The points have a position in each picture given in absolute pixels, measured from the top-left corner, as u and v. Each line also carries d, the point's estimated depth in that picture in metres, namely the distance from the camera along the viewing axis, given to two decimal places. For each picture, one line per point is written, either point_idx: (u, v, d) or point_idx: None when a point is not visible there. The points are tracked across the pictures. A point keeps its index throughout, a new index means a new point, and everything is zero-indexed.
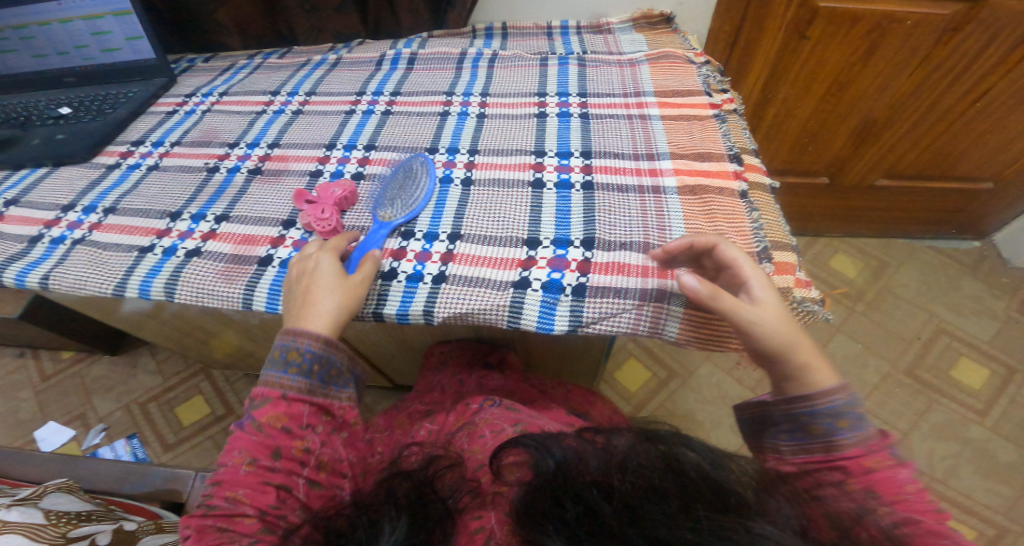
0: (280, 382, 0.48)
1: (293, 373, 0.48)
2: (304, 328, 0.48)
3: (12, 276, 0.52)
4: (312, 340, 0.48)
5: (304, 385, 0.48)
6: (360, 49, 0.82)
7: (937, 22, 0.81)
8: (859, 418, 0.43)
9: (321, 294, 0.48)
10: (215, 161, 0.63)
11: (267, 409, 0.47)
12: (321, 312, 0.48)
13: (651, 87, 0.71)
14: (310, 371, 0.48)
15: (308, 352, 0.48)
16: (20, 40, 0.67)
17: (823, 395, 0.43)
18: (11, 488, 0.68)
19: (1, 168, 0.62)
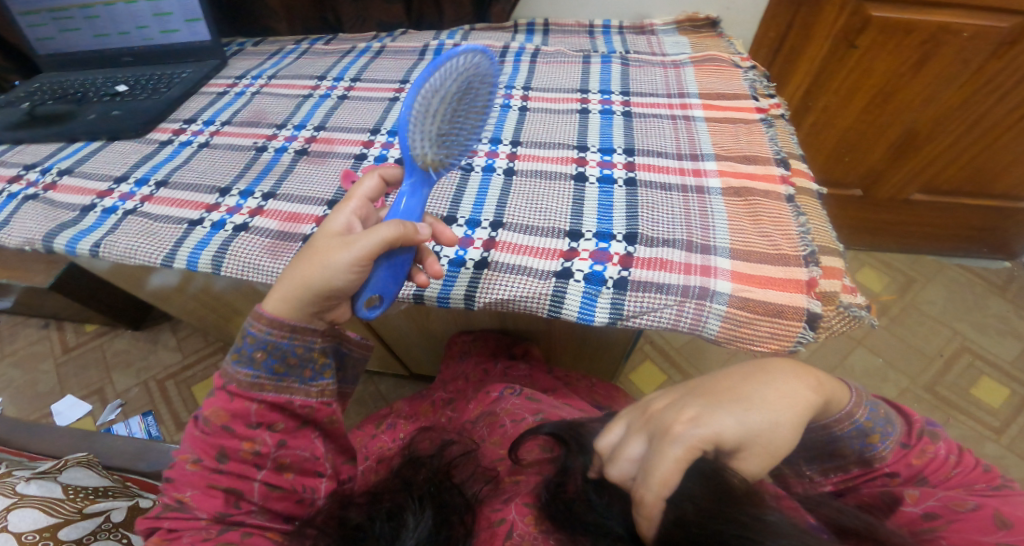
0: (225, 372, 0.44)
1: (235, 360, 0.43)
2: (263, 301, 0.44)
3: (63, 243, 0.53)
4: (258, 319, 0.43)
5: (247, 378, 0.43)
6: (403, 38, 0.83)
7: (994, 34, 0.80)
8: (885, 427, 0.43)
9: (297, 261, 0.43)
10: (263, 142, 0.64)
11: (212, 405, 0.43)
12: (286, 283, 0.43)
13: (696, 89, 0.70)
14: (253, 360, 0.43)
15: (253, 334, 0.43)
16: (84, 18, 0.69)
17: (842, 420, 0.42)
18: (31, 460, 0.70)
19: (55, 140, 0.63)
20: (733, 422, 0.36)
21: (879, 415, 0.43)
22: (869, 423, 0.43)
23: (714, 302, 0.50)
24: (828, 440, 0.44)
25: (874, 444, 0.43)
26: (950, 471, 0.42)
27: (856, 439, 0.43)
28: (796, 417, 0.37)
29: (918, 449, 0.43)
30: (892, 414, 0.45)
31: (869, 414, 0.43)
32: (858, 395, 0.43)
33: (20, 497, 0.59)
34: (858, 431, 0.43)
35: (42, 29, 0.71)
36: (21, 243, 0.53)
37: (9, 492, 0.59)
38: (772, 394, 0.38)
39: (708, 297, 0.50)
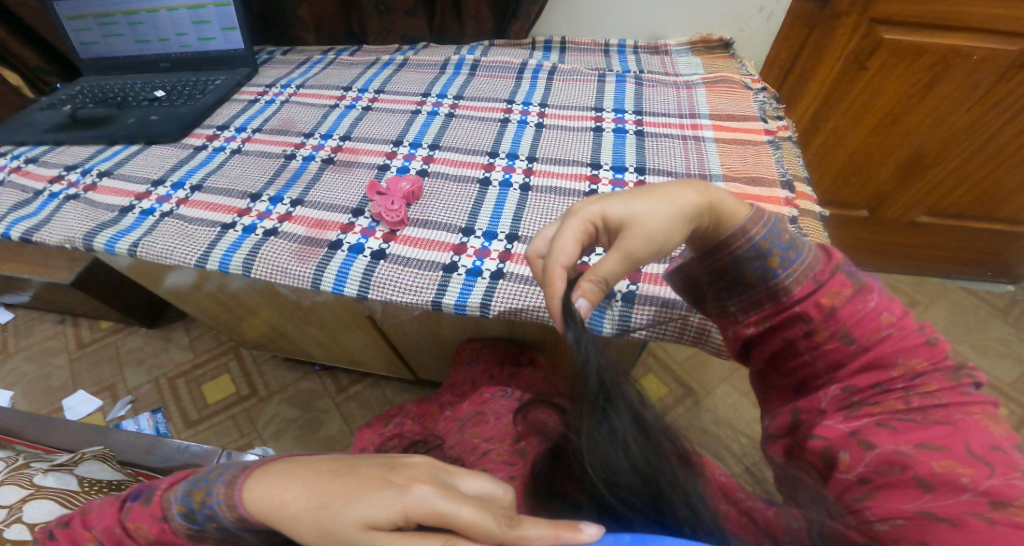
0: (169, 506, 0.40)
1: (180, 513, 0.39)
2: (247, 486, 0.37)
3: (103, 242, 0.57)
4: (228, 505, 0.37)
5: (188, 530, 0.39)
6: (425, 52, 0.87)
7: (1003, 58, 0.82)
8: (788, 253, 0.44)
9: (315, 499, 0.35)
10: (292, 149, 0.68)
11: (139, 518, 0.40)
12: (287, 512, 0.35)
13: (707, 110, 0.73)
14: (201, 523, 0.39)
15: (215, 508, 0.38)
16: (128, 25, 0.77)
17: (741, 234, 0.44)
18: (48, 453, 0.72)
19: (98, 143, 0.69)
20: (617, 206, 0.43)
21: (788, 246, 0.44)
22: (765, 243, 0.44)
23: None
24: (729, 265, 0.45)
25: (775, 270, 0.44)
26: (884, 332, 0.41)
27: (754, 263, 0.44)
28: (688, 203, 0.43)
29: (832, 289, 0.43)
30: (804, 245, 0.45)
31: (766, 234, 0.44)
32: (759, 214, 0.45)
33: (37, 488, 0.62)
34: (754, 252, 0.44)
35: (87, 34, 0.78)
36: (63, 241, 0.58)
37: (26, 483, 0.63)
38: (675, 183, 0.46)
39: None
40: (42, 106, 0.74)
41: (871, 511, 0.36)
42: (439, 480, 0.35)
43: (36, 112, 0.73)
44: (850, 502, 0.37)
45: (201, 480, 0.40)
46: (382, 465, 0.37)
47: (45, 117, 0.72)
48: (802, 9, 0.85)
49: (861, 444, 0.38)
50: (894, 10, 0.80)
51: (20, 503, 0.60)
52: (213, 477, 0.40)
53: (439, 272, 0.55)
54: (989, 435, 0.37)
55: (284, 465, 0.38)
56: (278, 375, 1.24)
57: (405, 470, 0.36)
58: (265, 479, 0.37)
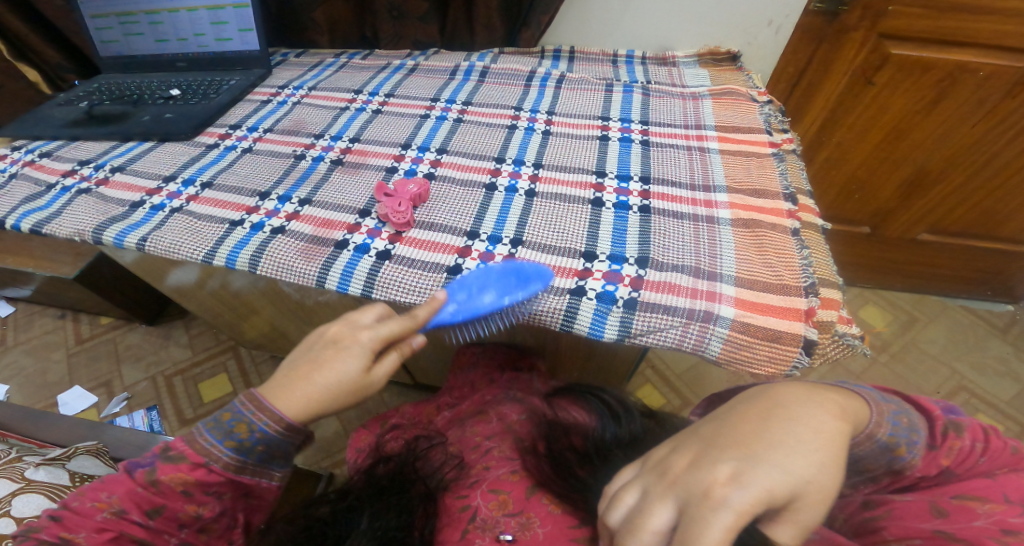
0: (209, 449, 0.43)
1: (229, 447, 0.43)
2: (277, 406, 0.44)
3: (113, 235, 0.57)
4: (274, 422, 0.43)
5: (236, 463, 0.44)
6: (436, 58, 0.88)
7: (1008, 76, 0.83)
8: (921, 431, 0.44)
9: (319, 382, 0.44)
10: (302, 150, 0.69)
11: (169, 471, 0.42)
12: (313, 398, 0.44)
13: (712, 122, 0.74)
14: (250, 450, 0.44)
15: (262, 430, 0.43)
16: (148, 24, 0.78)
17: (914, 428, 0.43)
18: (40, 447, 0.72)
19: (111, 138, 0.69)
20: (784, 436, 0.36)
21: (903, 428, 0.42)
22: (892, 440, 0.42)
23: (718, 325, 0.51)
24: (854, 457, 0.43)
25: (902, 456, 0.43)
26: (975, 461, 0.44)
27: (882, 455, 0.42)
28: (834, 432, 0.37)
29: (947, 447, 0.44)
30: (915, 418, 0.44)
31: (891, 430, 0.42)
32: (880, 410, 0.42)
33: (26, 483, 0.62)
34: (882, 448, 0.42)
35: (109, 33, 0.80)
36: (72, 234, 0.58)
37: (17, 477, 0.63)
38: (789, 450, 0.35)
39: (712, 320, 0.51)
40: (59, 101, 0.75)
41: (888, 531, 0.42)
42: (364, 326, 0.46)
43: (52, 107, 0.74)
44: None
45: (229, 419, 0.44)
46: (327, 344, 0.45)
47: (62, 112, 0.73)
48: (811, 23, 0.86)
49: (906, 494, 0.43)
50: (902, 27, 0.82)
51: (9, 496, 0.60)
52: (238, 412, 0.44)
53: (444, 274, 0.55)
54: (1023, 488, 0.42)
55: (277, 389, 0.44)
56: None
57: (340, 334, 0.46)
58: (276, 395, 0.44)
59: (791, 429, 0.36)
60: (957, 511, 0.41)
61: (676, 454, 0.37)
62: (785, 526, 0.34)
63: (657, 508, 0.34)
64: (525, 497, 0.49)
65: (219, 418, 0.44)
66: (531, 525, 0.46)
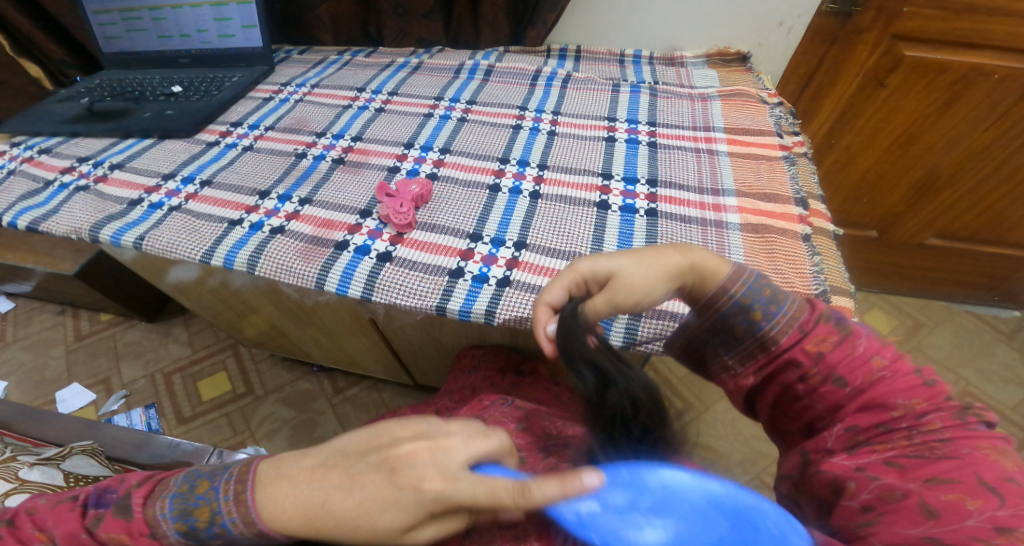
0: (162, 521, 0.36)
1: (177, 530, 0.36)
2: (260, 503, 0.35)
3: (109, 234, 0.56)
4: (243, 523, 0.35)
5: (183, 545, 0.36)
6: (441, 56, 0.87)
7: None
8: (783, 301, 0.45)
9: (339, 511, 0.34)
10: (304, 148, 0.68)
11: (111, 529, 0.37)
12: (314, 522, 0.34)
13: (720, 123, 0.72)
14: (202, 539, 0.36)
15: (226, 526, 0.36)
16: (152, 20, 0.77)
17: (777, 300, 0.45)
18: (34, 446, 0.71)
19: (111, 135, 0.68)
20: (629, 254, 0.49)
21: (768, 298, 0.45)
22: (745, 299, 0.45)
23: None
24: (718, 320, 0.46)
25: (759, 322, 0.44)
26: (875, 375, 0.41)
27: (738, 317, 0.45)
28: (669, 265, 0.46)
29: (817, 335, 0.43)
30: (790, 299, 0.45)
31: (746, 290, 0.45)
32: (739, 272, 0.46)
33: (19, 483, 0.61)
34: (735, 307, 0.45)
35: (112, 28, 0.79)
36: (68, 232, 0.57)
37: (10, 477, 0.61)
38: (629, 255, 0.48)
39: None
40: (61, 97, 0.74)
41: (876, 538, 0.35)
42: (446, 468, 0.35)
43: (53, 103, 0.73)
44: (854, 529, 0.36)
45: (198, 495, 0.36)
46: (381, 466, 0.35)
47: (61, 108, 0.72)
48: (823, 23, 0.85)
49: (868, 477, 0.37)
50: (915, 27, 0.80)
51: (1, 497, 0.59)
52: (213, 492, 0.36)
53: (445, 277, 0.54)
54: (998, 472, 0.35)
55: (291, 483, 0.35)
56: (275, 375, 1.23)
57: (410, 469, 0.35)
58: (282, 490, 0.35)
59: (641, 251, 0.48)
60: (948, 510, 0.34)
61: None
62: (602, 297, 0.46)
63: None
64: None
65: (193, 486, 0.37)
66: (526, 536, 0.46)
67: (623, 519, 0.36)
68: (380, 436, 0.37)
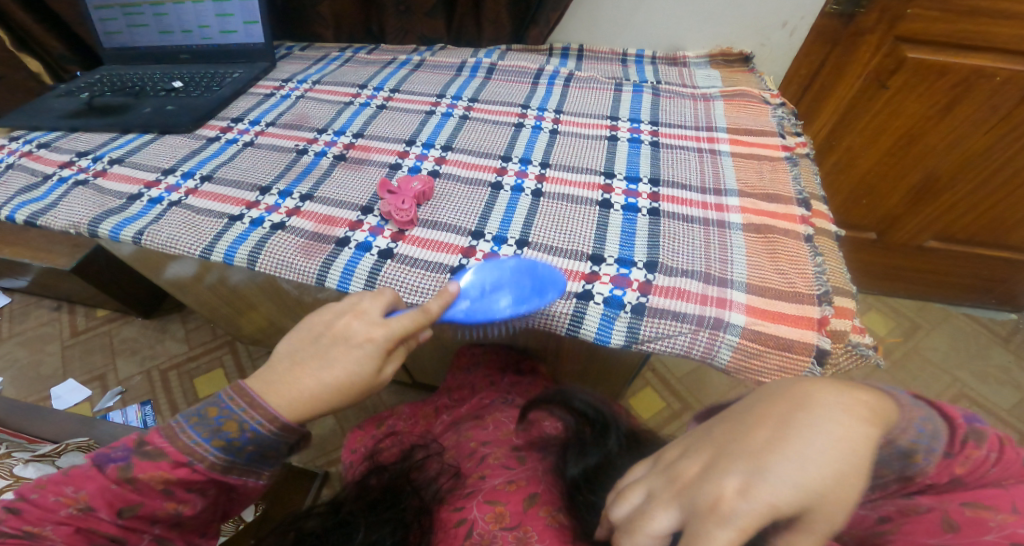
0: (193, 449, 0.40)
1: (216, 447, 0.40)
2: (268, 402, 0.41)
3: (108, 228, 0.56)
4: (268, 420, 0.41)
5: (221, 463, 0.41)
6: (442, 54, 0.87)
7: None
8: (934, 439, 0.35)
9: (328, 380, 0.42)
10: (305, 144, 0.68)
11: (148, 469, 0.39)
12: (313, 397, 0.42)
13: (723, 124, 0.72)
14: (239, 449, 0.41)
15: (254, 429, 0.41)
16: (153, 15, 0.77)
17: (933, 439, 0.35)
18: (30, 443, 0.70)
19: (111, 129, 0.68)
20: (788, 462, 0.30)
21: (931, 433, 0.35)
22: (913, 447, 0.34)
23: (728, 334, 0.50)
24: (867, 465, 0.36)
25: (918, 462, 0.35)
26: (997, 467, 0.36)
27: (895, 461, 0.35)
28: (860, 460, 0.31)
29: (964, 456, 0.36)
30: (938, 423, 0.36)
31: (917, 435, 0.35)
32: (905, 414, 0.35)
33: (14, 480, 0.60)
34: (898, 456, 0.35)
35: (113, 24, 0.78)
36: (67, 226, 0.57)
37: (7, 474, 0.61)
38: (801, 461, 0.30)
39: (722, 328, 0.50)
40: (59, 92, 0.74)
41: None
42: (374, 322, 0.44)
43: (52, 97, 0.73)
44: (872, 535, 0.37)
45: (215, 416, 0.41)
46: (319, 342, 0.43)
47: (61, 102, 0.71)
48: (826, 25, 0.85)
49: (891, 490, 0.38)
50: (920, 29, 0.80)
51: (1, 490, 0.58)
52: (228, 409, 0.41)
53: (447, 274, 0.54)
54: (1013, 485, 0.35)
55: (280, 384, 0.42)
56: None
57: (335, 330, 0.44)
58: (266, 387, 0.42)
59: (807, 435, 0.31)
60: (969, 523, 0.34)
61: (685, 458, 0.35)
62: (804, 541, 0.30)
63: (657, 514, 0.33)
64: (523, 509, 0.47)
65: (204, 414, 0.41)
66: (529, 539, 0.45)
67: (483, 301, 0.50)
68: (318, 326, 0.44)
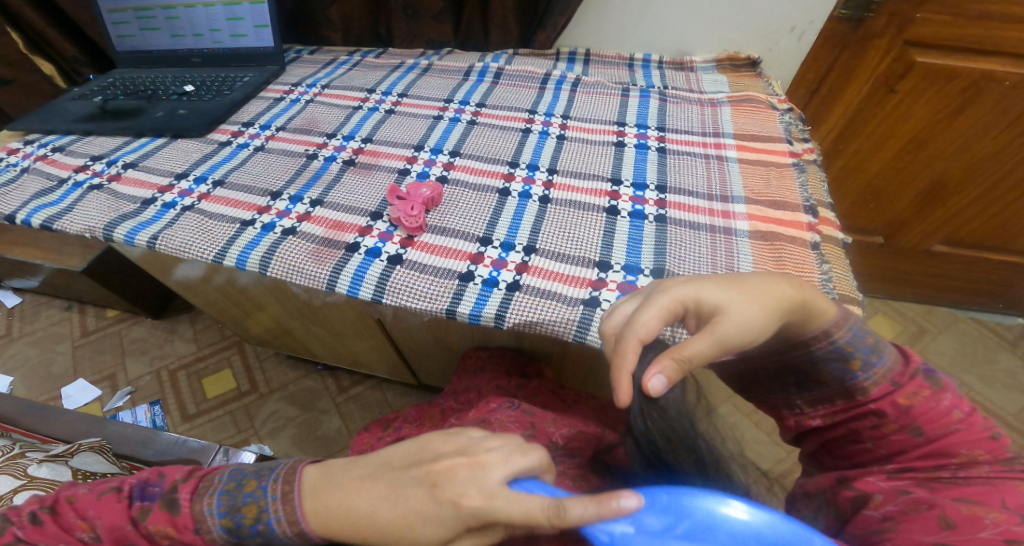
0: (207, 515, 0.37)
1: (222, 527, 0.37)
2: (309, 507, 0.36)
3: (123, 233, 0.57)
4: (287, 521, 0.36)
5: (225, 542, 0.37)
6: (450, 58, 0.87)
7: None
8: (872, 354, 0.42)
9: (387, 520, 0.34)
10: (314, 149, 0.68)
11: (159, 521, 0.38)
12: (361, 531, 0.35)
13: (730, 129, 0.72)
14: (245, 537, 0.37)
15: (270, 523, 0.37)
16: (165, 19, 0.78)
17: (873, 352, 0.42)
18: (43, 443, 0.71)
19: (125, 134, 0.69)
20: (717, 285, 0.40)
21: (868, 344, 0.42)
22: (848, 346, 0.42)
23: None
24: (807, 363, 0.43)
25: (854, 371, 0.42)
26: (951, 427, 0.40)
27: (833, 362, 0.42)
28: (779, 302, 0.40)
29: (909, 390, 0.41)
30: (886, 348, 0.43)
31: (850, 337, 0.42)
32: (845, 316, 0.43)
33: (28, 480, 0.60)
34: (834, 352, 0.42)
35: (126, 27, 0.79)
36: (82, 230, 0.57)
37: (20, 474, 0.61)
38: (741, 281, 0.41)
39: None
40: (74, 96, 0.75)
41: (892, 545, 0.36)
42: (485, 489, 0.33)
43: (66, 101, 0.74)
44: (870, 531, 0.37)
45: (245, 493, 0.38)
46: (424, 481, 0.35)
47: (75, 106, 0.72)
48: (834, 29, 0.85)
49: (894, 489, 0.39)
50: (929, 33, 0.80)
51: (10, 493, 0.59)
52: (261, 490, 0.38)
53: (455, 280, 0.54)
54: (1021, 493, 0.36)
55: (341, 492, 0.36)
56: (280, 373, 1.23)
57: (450, 484, 0.34)
58: (317, 489, 0.37)
59: (745, 278, 0.42)
60: (966, 521, 0.35)
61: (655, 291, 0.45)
62: (703, 341, 0.37)
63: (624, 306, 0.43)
64: None
65: (240, 484, 0.38)
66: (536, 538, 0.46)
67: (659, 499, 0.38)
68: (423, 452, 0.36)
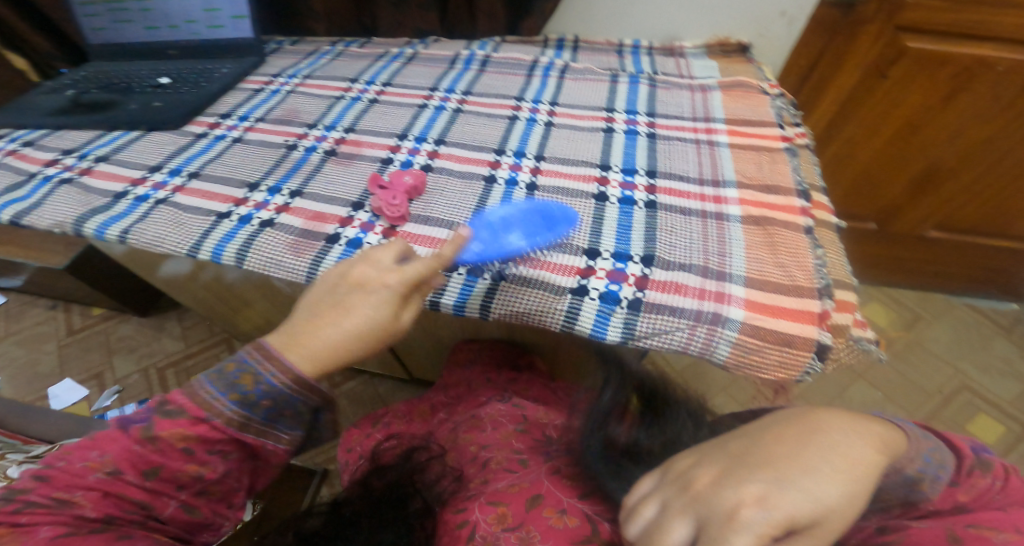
0: (212, 404, 0.39)
1: (233, 403, 0.39)
2: (288, 354, 0.40)
3: (94, 228, 0.55)
4: (281, 372, 0.39)
5: (240, 418, 0.39)
6: (436, 46, 0.85)
7: None
8: (938, 469, 0.36)
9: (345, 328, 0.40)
10: (294, 140, 0.67)
11: (167, 426, 0.38)
12: (335, 350, 0.40)
13: (721, 115, 0.71)
14: (254, 404, 0.39)
15: (270, 380, 0.39)
16: (139, 11, 0.76)
17: (940, 463, 0.36)
18: (22, 445, 0.69)
19: (97, 127, 0.67)
20: (814, 491, 0.29)
21: (936, 464, 0.36)
22: (920, 474, 0.35)
23: (726, 328, 0.49)
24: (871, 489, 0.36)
25: (921, 489, 0.36)
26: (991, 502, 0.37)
27: (899, 487, 0.36)
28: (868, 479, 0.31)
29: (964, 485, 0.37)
30: (944, 452, 0.37)
31: (923, 464, 0.35)
32: (915, 441, 0.36)
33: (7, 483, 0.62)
34: (909, 482, 0.35)
35: (98, 19, 0.77)
36: (52, 225, 0.56)
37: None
38: (828, 477, 0.29)
39: (720, 323, 0.49)
40: (45, 90, 0.72)
41: None
42: (386, 266, 0.42)
43: (37, 95, 0.71)
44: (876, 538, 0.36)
45: (230, 371, 0.40)
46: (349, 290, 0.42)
47: (47, 100, 0.70)
48: (826, 14, 0.83)
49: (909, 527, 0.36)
50: (921, 18, 0.78)
51: None
52: (242, 361, 0.40)
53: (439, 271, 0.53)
54: None
55: (299, 335, 0.41)
56: None
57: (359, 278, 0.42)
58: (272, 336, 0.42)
59: (823, 452, 0.31)
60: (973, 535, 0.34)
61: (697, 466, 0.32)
62: None
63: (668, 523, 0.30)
64: (526, 510, 0.47)
65: (219, 371, 0.40)
66: (531, 539, 0.45)
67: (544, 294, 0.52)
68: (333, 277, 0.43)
